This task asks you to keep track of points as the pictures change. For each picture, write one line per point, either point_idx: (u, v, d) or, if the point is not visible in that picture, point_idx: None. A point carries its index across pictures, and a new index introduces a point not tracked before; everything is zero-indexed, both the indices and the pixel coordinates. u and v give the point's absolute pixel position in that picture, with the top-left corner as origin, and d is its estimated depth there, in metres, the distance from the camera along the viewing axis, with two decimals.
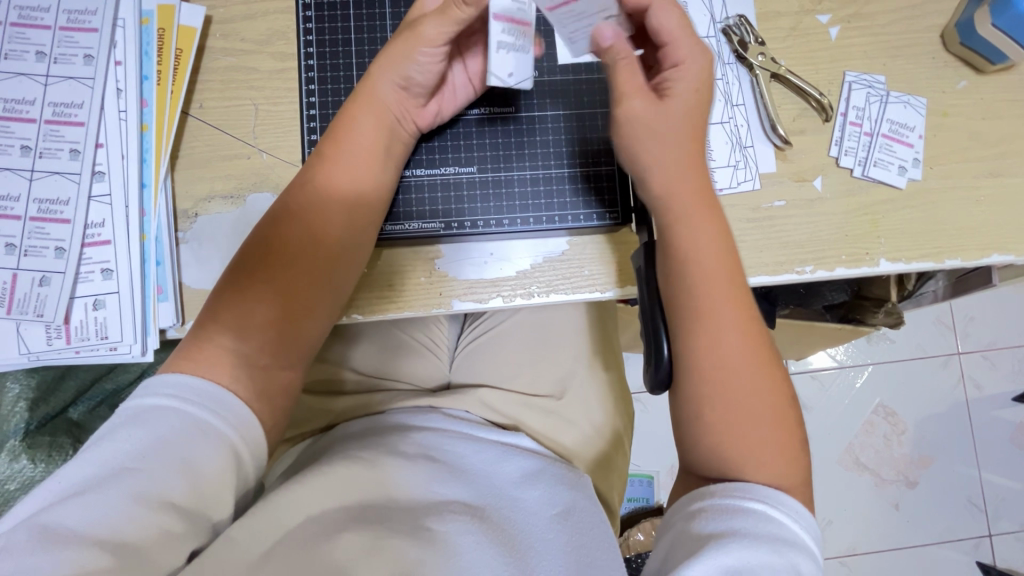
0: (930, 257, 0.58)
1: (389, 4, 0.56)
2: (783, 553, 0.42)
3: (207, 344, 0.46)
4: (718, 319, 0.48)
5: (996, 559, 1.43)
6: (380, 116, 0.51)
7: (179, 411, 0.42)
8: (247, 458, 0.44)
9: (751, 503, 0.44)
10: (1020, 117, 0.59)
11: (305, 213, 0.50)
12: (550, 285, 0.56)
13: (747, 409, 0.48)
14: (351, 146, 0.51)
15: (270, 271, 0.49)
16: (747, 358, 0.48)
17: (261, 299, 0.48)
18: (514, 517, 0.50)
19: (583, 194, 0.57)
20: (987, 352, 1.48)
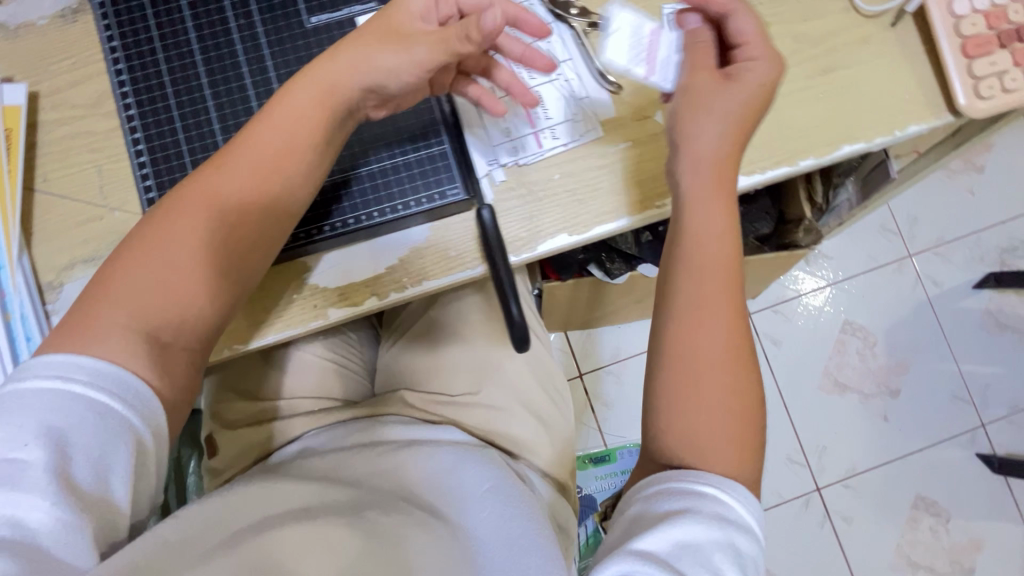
0: (783, 162, 0.59)
1: (196, 41, 0.57)
2: (726, 530, 0.44)
3: (100, 326, 0.44)
4: (711, 282, 0.51)
5: (996, 447, 1.42)
6: (324, 104, 0.50)
7: (70, 395, 0.41)
8: (156, 451, 0.44)
9: (692, 482, 0.46)
10: (840, 10, 0.61)
11: (200, 208, 0.48)
12: (421, 273, 0.57)
13: (704, 394, 0.49)
14: (267, 136, 0.49)
15: (183, 261, 0.47)
16: (725, 308, 0.50)
17: (165, 293, 0.46)
18: (468, 517, 0.53)
19: (432, 174, 0.57)
20: (938, 248, 1.48)
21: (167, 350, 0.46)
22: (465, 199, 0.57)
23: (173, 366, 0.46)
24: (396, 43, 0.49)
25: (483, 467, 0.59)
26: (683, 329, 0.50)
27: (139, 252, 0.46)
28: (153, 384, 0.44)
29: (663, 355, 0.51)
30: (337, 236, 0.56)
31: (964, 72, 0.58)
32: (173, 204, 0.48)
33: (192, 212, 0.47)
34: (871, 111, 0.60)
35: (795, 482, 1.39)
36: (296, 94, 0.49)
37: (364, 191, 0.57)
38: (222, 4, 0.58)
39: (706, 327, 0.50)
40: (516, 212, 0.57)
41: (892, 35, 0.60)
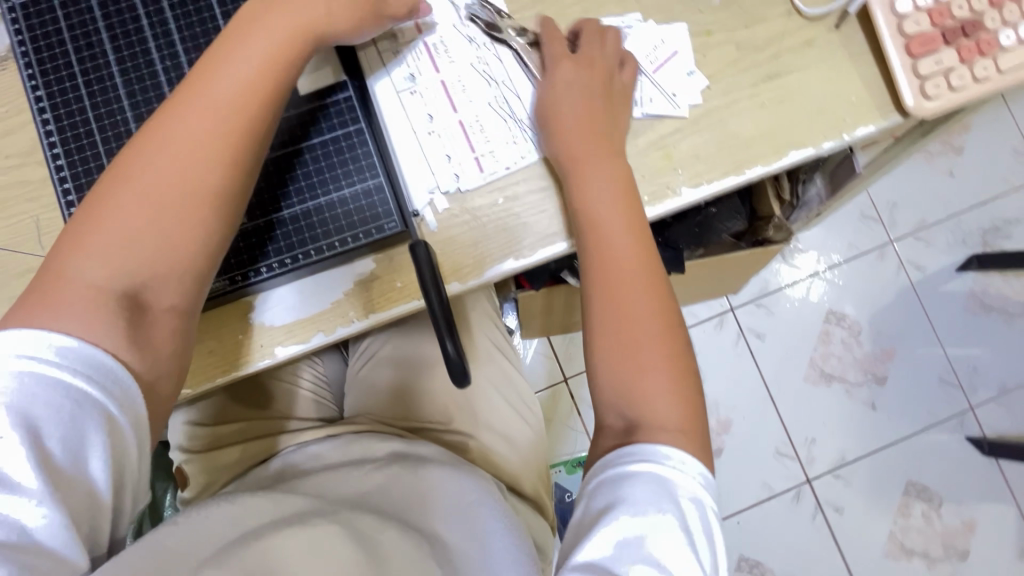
0: (731, 172, 0.58)
1: (119, 75, 0.55)
2: (667, 497, 0.45)
3: (68, 308, 0.42)
4: (606, 262, 0.53)
5: (985, 430, 1.41)
6: (291, 43, 0.49)
7: (43, 380, 0.39)
8: (133, 428, 0.42)
9: (624, 465, 0.47)
10: (783, 15, 0.60)
11: (180, 154, 0.46)
12: (368, 306, 0.56)
13: (642, 363, 0.51)
14: (221, 82, 0.47)
15: (155, 220, 0.45)
16: (642, 287, 0.52)
17: (139, 261, 0.44)
18: (448, 529, 0.57)
19: (393, 202, 0.55)
20: (919, 233, 1.47)
21: (146, 330, 0.45)
22: (402, 229, 0.55)
23: (149, 346, 0.45)
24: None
25: (470, 481, 0.62)
26: (607, 296, 0.53)
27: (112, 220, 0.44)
28: (130, 367, 0.43)
29: (596, 333, 0.53)
30: (284, 273, 0.54)
31: (909, 72, 0.57)
32: (150, 155, 0.45)
33: (136, 187, 0.45)
34: (817, 116, 0.59)
35: (785, 474, 1.39)
36: (247, 40, 0.48)
37: (302, 228, 0.55)
38: (144, 34, 0.55)
39: (635, 281, 0.53)
40: (462, 237, 0.56)
41: (836, 36, 0.59)
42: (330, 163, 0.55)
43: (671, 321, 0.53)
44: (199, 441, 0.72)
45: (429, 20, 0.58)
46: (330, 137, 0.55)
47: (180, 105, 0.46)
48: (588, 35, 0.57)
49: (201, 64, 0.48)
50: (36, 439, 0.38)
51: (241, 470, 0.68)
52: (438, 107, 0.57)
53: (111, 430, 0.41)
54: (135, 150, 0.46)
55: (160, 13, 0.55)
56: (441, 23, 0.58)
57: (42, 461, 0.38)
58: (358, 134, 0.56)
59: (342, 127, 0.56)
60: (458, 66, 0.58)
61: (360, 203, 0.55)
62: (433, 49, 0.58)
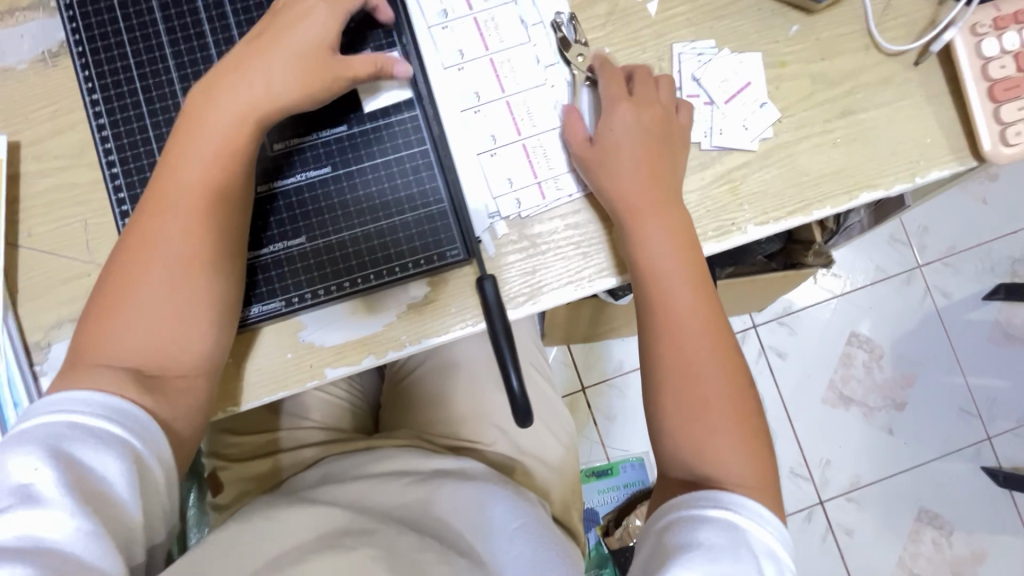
0: (798, 211, 0.56)
1: (178, 80, 0.54)
2: (746, 551, 0.43)
3: (90, 373, 0.45)
4: (668, 314, 0.52)
5: (1003, 460, 1.37)
6: (262, 106, 0.48)
7: (70, 424, 0.42)
8: (154, 460, 0.44)
9: (699, 508, 0.46)
10: (861, 49, 0.58)
11: (175, 218, 0.47)
12: (420, 330, 0.55)
13: (703, 411, 0.50)
14: (202, 148, 0.48)
15: (161, 281, 0.47)
16: (704, 337, 0.52)
17: (153, 322, 0.47)
18: (486, 549, 0.56)
19: (453, 226, 0.54)
20: (948, 259, 1.42)
21: (159, 380, 0.46)
22: (464, 258, 0.54)
23: (168, 398, 0.47)
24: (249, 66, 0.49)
25: (508, 500, 0.62)
26: (661, 343, 0.52)
27: (122, 289, 0.47)
28: (149, 410, 0.45)
29: (662, 383, 0.52)
30: (341, 298, 0.53)
31: (990, 116, 0.55)
32: (151, 220, 0.47)
33: (145, 254, 0.47)
34: (889, 157, 0.57)
35: (798, 495, 1.36)
36: (209, 108, 0.48)
37: (358, 253, 0.53)
38: (205, 40, 0.54)
39: (683, 323, 0.52)
40: (518, 266, 0.55)
41: (914, 75, 0.57)
42: (392, 189, 0.54)
43: (736, 368, 0.52)
44: (234, 450, 0.71)
45: (496, 37, 0.56)
46: (392, 158, 0.54)
47: (168, 172, 0.48)
48: (643, 79, 0.55)
49: (181, 129, 0.49)
50: (69, 469, 0.40)
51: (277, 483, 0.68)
52: (502, 131, 0.56)
53: (134, 460, 0.43)
54: (139, 216, 0.47)
55: (222, 19, 0.54)
56: (509, 41, 0.56)
57: (76, 488, 0.39)
58: (417, 156, 0.54)
59: (402, 146, 0.54)
60: (524, 87, 0.56)
61: (421, 227, 0.54)
62: (500, 68, 0.56)
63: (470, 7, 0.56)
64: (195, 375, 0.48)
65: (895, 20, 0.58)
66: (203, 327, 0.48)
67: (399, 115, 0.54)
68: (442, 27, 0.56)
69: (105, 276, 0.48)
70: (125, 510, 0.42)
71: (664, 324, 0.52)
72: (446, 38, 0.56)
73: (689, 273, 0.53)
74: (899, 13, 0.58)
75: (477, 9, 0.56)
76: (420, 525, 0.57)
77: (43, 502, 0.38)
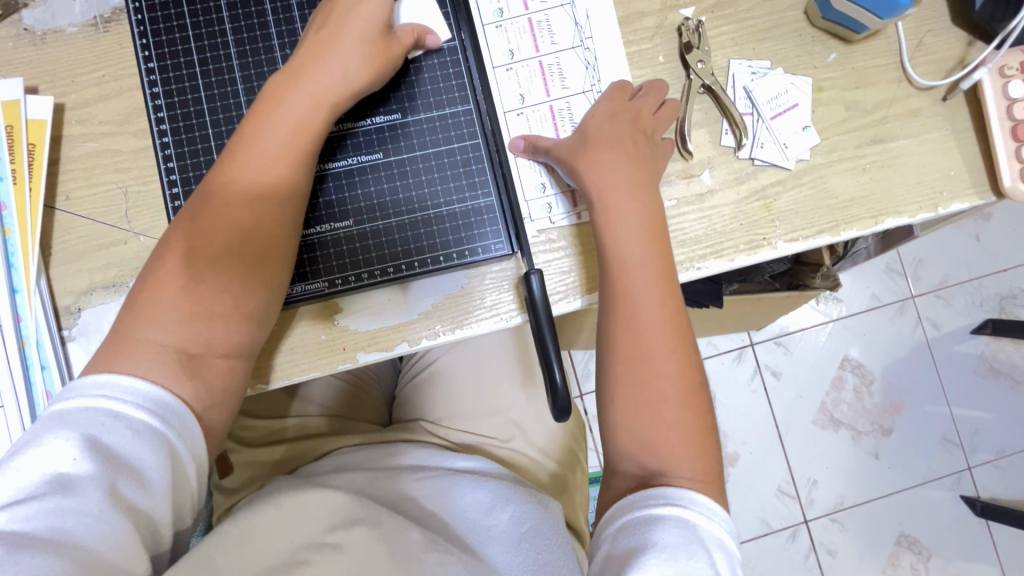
0: (826, 231, 0.58)
1: (236, 56, 0.54)
2: (698, 547, 0.43)
3: (136, 348, 0.45)
4: (633, 316, 0.50)
5: (981, 491, 1.41)
6: (336, 92, 0.49)
7: (109, 411, 0.42)
8: (187, 454, 0.44)
9: (651, 506, 0.45)
10: (894, 81, 0.60)
11: (236, 199, 0.48)
12: (454, 321, 0.55)
13: (651, 394, 0.49)
14: (270, 133, 0.48)
15: (219, 255, 0.47)
16: (671, 353, 0.50)
17: (203, 296, 0.46)
18: (493, 553, 0.55)
19: (499, 222, 0.55)
20: (940, 292, 1.46)
21: (199, 362, 0.46)
22: (509, 254, 0.55)
23: (207, 382, 0.47)
24: (327, 49, 0.49)
25: (524, 504, 0.61)
26: (624, 334, 0.50)
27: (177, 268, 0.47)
28: (184, 400, 0.45)
29: (620, 386, 0.50)
30: (383, 283, 0.54)
31: (1011, 155, 0.58)
32: (211, 200, 0.48)
33: (199, 230, 0.47)
34: (914, 186, 0.59)
35: (783, 512, 1.38)
36: (281, 94, 0.48)
37: (399, 241, 0.54)
38: (266, 18, 0.54)
39: (642, 311, 0.50)
40: (555, 264, 0.56)
41: (942, 109, 0.60)
42: (440, 181, 0.55)
43: (696, 385, 0.51)
44: (248, 433, 0.71)
45: (549, 40, 0.58)
46: (444, 151, 0.55)
47: (240, 149, 0.48)
48: (649, 95, 0.56)
49: (254, 113, 0.49)
50: (104, 459, 0.40)
51: (289, 469, 0.68)
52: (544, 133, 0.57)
53: (169, 456, 0.42)
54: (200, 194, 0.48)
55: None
56: (561, 44, 0.58)
57: (112, 481, 0.40)
58: (468, 152, 0.56)
59: (458, 140, 0.56)
60: (569, 93, 0.57)
61: (466, 219, 0.55)
62: (548, 71, 0.58)
63: (527, 8, 0.58)
64: (235, 356, 0.48)
65: (927, 57, 0.60)
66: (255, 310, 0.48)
67: (453, 110, 0.56)
68: (496, 26, 0.58)
69: (160, 250, 0.48)
70: (156, 503, 0.42)
71: (625, 311, 0.50)
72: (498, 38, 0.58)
73: (660, 278, 0.51)
74: (932, 50, 0.60)
75: (533, 11, 0.58)
76: (426, 523, 0.57)
77: (79, 493, 0.39)
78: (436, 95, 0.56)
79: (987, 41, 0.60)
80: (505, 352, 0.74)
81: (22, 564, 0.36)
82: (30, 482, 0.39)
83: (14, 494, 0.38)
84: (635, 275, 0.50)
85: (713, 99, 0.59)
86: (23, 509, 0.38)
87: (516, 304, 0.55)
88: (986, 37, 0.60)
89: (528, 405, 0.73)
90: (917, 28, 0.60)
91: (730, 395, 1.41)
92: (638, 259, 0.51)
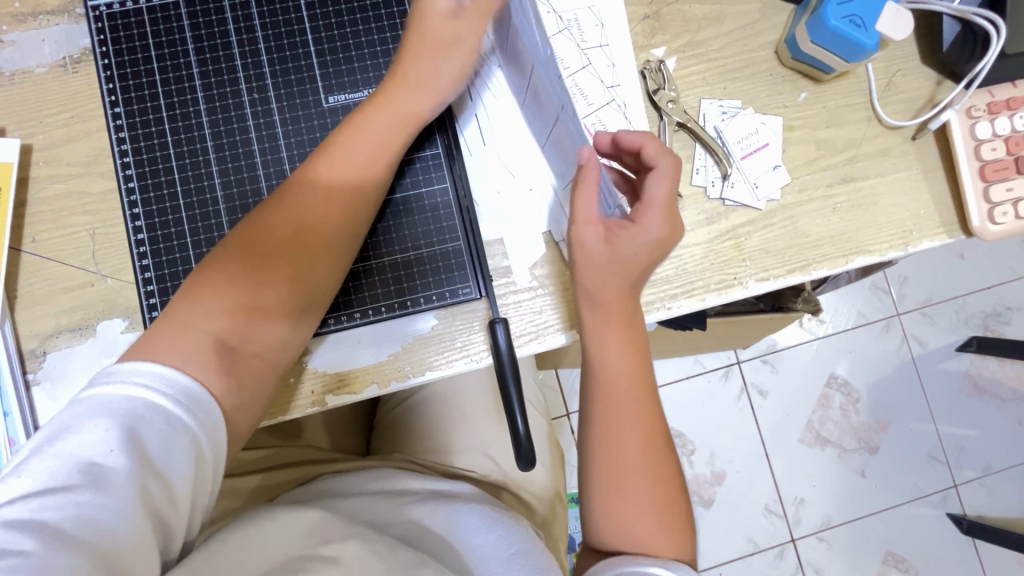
0: (796, 270, 0.59)
1: (203, 99, 0.55)
2: None
3: (182, 342, 0.46)
4: (615, 415, 0.51)
5: (968, 509, 1.39)
6: (417, 111, 0.52)
7: (148, 403, 0.43)
8: (212, 453, 0.45)
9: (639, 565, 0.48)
10: (863, 121, 0.60)
11: (318, 200, 0.50)
12: (423, 362, 0.55)
13: (625, 490, 0.51)
14: (353, 146, 0.51)
15: (286, 247, 0.49)
16: (647, 451, 0.51)
17: (266, 285, 0.49)
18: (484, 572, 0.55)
19: (468, 266, 0.56)
20: (925, 309, 1.44)
21: (233, 357, 0.47)
22: (476, 297, 0.56)
23: (241, 377, 0.48)
24: (435, 61, 0.52)
25: (508, 525, 0.60)
26: (601, 436, 0.51)
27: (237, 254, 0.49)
28: (216, 396, 0.46)
29: (596, 483, 0.51)
30: (350, 326, 0.55)
31: (979, 195, 0.58)
32: (282, 202, 0.50)
33: (267, 224, 0.50)
34: (884, 225, 0.60)
35: (770, 531, 1.36)
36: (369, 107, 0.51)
37: (379, 283, 0.55)
38: (233, 63, 0.55)
39: (619, 416, 0.51)
40: (525, 305, 0.56)
41: (911, 149, 0.60)
42: (410, 222, 0.56)
43: (672, 480, 0.52)
44: None
45: (560, 68, 0.58)
46: (412, 195, 0.56)
47: (324, 158, 0.50)
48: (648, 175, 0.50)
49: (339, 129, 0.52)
50: (136, 455, 0.41)
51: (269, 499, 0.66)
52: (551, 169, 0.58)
53: (193, 455, 0.44)
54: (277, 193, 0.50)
55: (252, 42, 0.55)
56: (572, 67, 0.58)
57: (135, 477, 0.41)
58: (436, 196, 0.57)
59: (430, 184, 0.57)
60: (595, 108, 0.58)
61: (435, 263, 0.56)
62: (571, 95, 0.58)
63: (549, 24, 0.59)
64: (271, 361, 0.50)
65: (897, 96, 0.61)
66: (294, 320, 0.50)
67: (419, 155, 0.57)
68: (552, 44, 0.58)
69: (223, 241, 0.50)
70: (178, 499, 0.44)
71: (608, 406, 0.51)
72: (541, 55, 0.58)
73: (641, 381, 0.52)
74: (901, 89, 0.61)
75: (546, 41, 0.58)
76: (416, 544, 0.56)
77: (104, 487, 0.40)
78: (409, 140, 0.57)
79: (955, 79, 0.61)
80: (480, 385, 0.73)
81: (47, 553, 0.38)
82: (60, 469, 0.40)
83: (43, 482, 0.40)
84: (624, 377, 0.51)
85: (690, 135, 0.59)
86: (52, 497, 0.40)
87: (486, 345, 0.55)
88: (954, 77, 0.61)
89: (504, 440, 0.73)
90: (886, 68, 0.61)
91: (718, 413, 1.39)
92: (624, 362, 0.51)
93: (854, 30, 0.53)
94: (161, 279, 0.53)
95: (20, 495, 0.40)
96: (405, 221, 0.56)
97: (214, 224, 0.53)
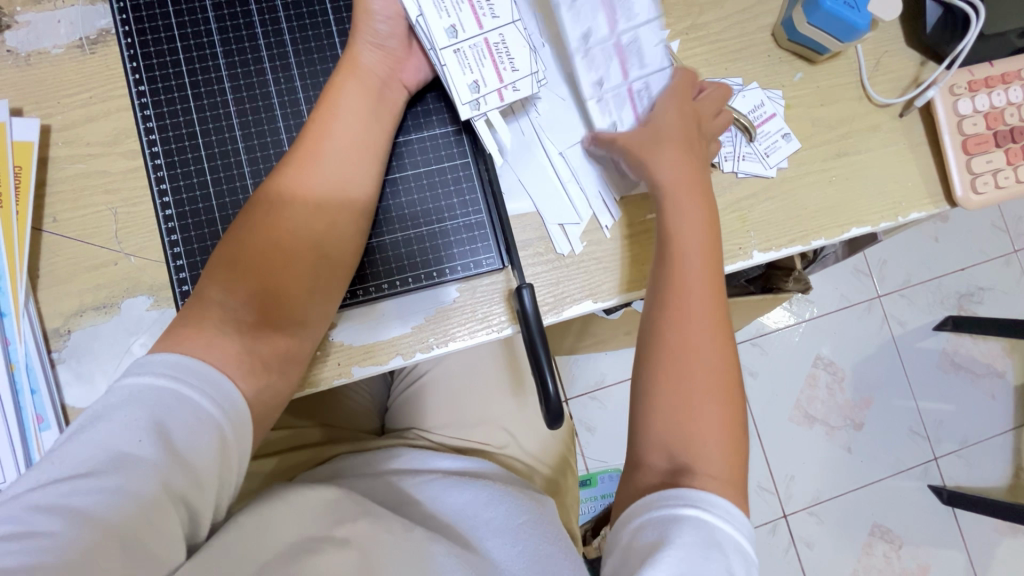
0: (797, 240, 0.62)
1: (227, 78, 0.55)
2: (716, 553, 0.42)
3: (211, 335, 0.47)
4: (680, 310, 0.51)
5: (947, 480, 1.45)
6: (384, 83, 0.53)
7: (176, 395, 0.44)
8: (238, 449, 0.46)
9: (673, 506, 0.44)
10: (856, 98, 0.64)
11: (306, 195, 0.50)
12: (446, 333, 0.57)
13: (700, 408, 0.49)
14: (341, 121, 0.51)
15: (293, 235, 0.50)
16: (716, 359, 0.50)
17: (278, 270, 0.49)
18: (489, 546, 0.55)
19: (490, 238, 0.58)
20: (904, 291, 1.50)
21: (263, 338, 0.49)
22: (498, 267, 0.58)
23: (266, 358, 0.49)
24: (357, 46, 0.52)
25: (516, 499, 0.61)
26: (670, 329, 0.50)
27: (245, 257, 0.49)
28: (241, 387, 0.47)
29: (657, 398, 0.50)
30: (376, 299, 0.56)
31: (962, 166, 0.62)
32: (278, 204, 0.50)
33: (265, 226, 0.49)
34: (877, 197, 0.63)
35: (763, 507, 1.40)
36: (339, 83, 0.52)
37: (404, 256, 0.57)
38: (256, 42, 0.56)
39: (695, 315, 0.50)
40: (544, 276, 0.58)
41: (899, 125, 0.64)
42: (431, 196, 0.58)
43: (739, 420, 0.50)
44: None
45: (509, 66, 0.52)
46: (434, 169, 0.58)
47: (308, 154, 0.51)
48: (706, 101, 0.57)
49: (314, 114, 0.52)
50: (165, 443, 0.42)
51: (288, 478, 0.67)
52: (556, 140, 0.60)
53: (220, 444, 0.44)
54: (268, 202, 0.50)
55: (275, 22, 0.56)
56: (636, 20, 0.54)
57: (163, 464, 0.42)
58: (462, 171, 0.59)
59: (455, 158, 0.59)
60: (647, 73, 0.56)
61: (459, 235, 0.58)
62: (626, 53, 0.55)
63: None
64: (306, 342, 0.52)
65: (885, 76, 0.64)
66: (320, 290, 0.52)
67: (443, 135, 0.59)
68: (453, 50, 0.50)
69: (221, 257, 0.49)
70: (206, 486, 0.44)
71: (676, 294, 0.51)
72: (434, 12, 0.50)
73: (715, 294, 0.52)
74: (888, 69, 0.65)
75: (489, 30, 0.51)
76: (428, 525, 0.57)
77: (133, 475, 0.41)
78: (434, 115, 0.59)
79: (938, 61, 0.65)
80: (495, 360, 0.76)
81: (73, 533, 0.38)
82: (91, 455, 0.41)
83: (73, 467, 0.41)
84: (696, 271, 0.52)
85: None
86: (81, 482, 0.40)
87: (507, 316, 0.58)
88: (936, 58, 0.65)
89: (517, 413, 0.75)
90: (875, 49, 0.65)
91: None
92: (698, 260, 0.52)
93: (848, 10, 0.56)
94: (189, 255, 0.53)
95: (51, 479, 0.40)
96: (430, 197, 0.58)
97: (240, 198, 0.54)
